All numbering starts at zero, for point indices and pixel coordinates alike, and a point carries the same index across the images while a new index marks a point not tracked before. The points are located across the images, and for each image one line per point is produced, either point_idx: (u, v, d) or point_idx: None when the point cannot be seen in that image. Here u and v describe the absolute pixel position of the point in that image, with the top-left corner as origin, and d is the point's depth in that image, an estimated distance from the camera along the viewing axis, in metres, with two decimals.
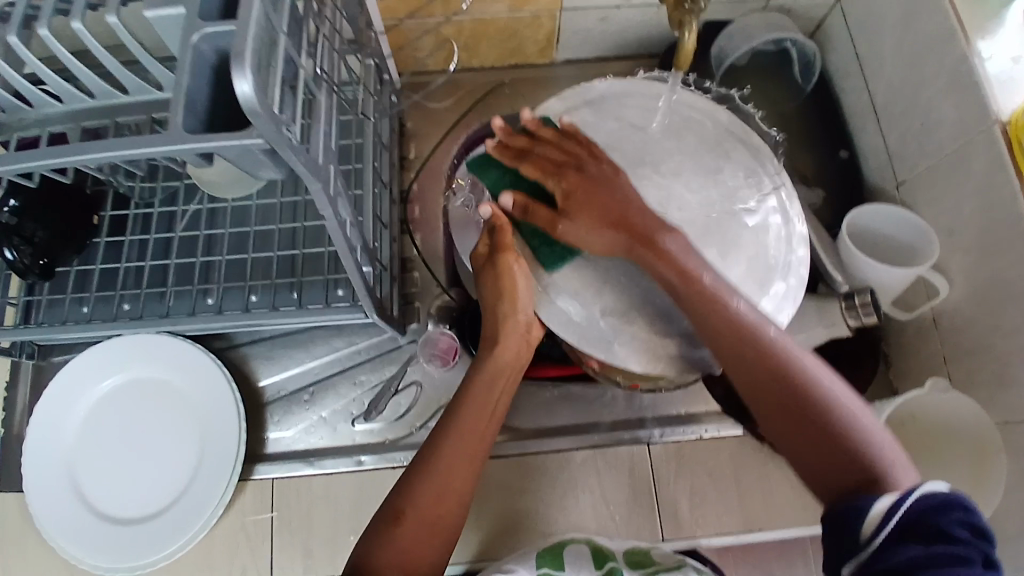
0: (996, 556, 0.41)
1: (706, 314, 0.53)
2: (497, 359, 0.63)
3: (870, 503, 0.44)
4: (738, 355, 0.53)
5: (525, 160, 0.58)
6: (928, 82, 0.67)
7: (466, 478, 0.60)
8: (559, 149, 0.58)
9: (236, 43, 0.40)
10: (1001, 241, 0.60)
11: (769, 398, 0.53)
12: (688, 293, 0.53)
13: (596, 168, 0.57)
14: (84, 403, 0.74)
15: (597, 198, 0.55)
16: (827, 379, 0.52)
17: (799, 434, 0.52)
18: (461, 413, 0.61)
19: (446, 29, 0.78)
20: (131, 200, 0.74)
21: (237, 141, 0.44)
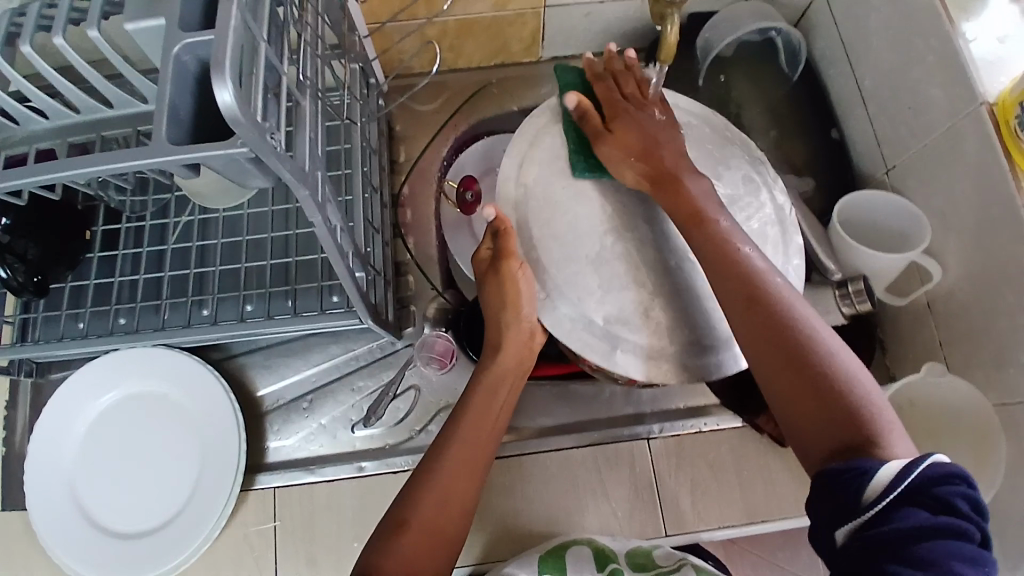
0: (991, 534, 0.40)
1: (714, 256, 0.53)
2: (498, 366, 0.64)
3: (876, 467, 0.42)
4: (742, 300, 0.51)
5: (602, 82, 0.63)
6: (914, 65, 0.67)
7: (469, 486, 0.59)
8: (631, 86, 0.63)
9: (215, 52, 0.40)
10: (993, 222, 0.60)
11: (762, 348, 0.50)
12: (704, 239, 0.54)
13: (650, 113, 0.61)
14: (84, 420, 0.74)
15: (634, 128, 0.59)
16: (825, 337, 0.50)
17: (789, 390, 0.49)
18: (463, 420, 0.61)
19: (430, 29, 0.78)
20: (123, 214, 0.75)
21: (221, 151, 0.44)
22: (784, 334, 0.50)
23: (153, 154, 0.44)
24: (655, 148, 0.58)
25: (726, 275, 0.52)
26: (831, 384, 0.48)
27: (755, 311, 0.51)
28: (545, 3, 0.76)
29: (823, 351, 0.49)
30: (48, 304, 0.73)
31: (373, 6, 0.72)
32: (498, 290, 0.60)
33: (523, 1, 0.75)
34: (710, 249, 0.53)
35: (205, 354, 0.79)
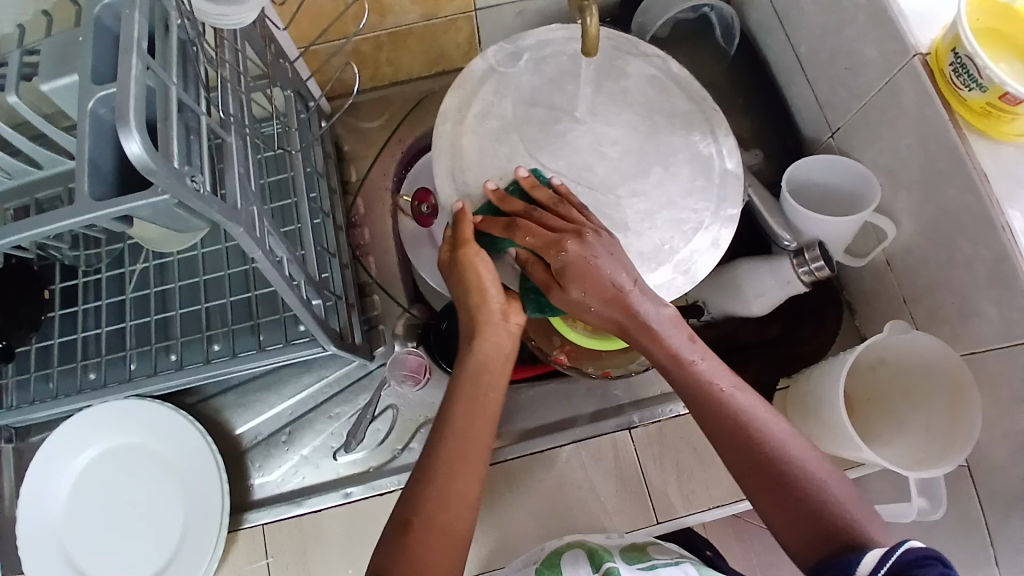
0: None
1: (688, 388, 0.55)
2: (477, 356, 0.60)
3: (858, 559, 0.44)
4: (706, 420, 0.54)
5: (519, 228, 0.58)
6: (844, 22, 0.67)
7: (471, 478, 0.56)
8: (559, 215, 0.59)
9: (120, 106, 0.40)
10: (939, 171, 0.60)
11: (740, 466, 0.52)
12: (685, 379, 0.55)
13: (593, 236, 0.58)
14: (65, 480, 0.73)
15: (586, 277, 0.57)
16: (800, 449, 0.51)
17: (771, 501, 0.50)
18: (451, 415, 0.58)
19: (364, 46, 0.78)
20: (80, 269, 0.75)
21: (143, 201, 0.43)
22: (761, 456, 0.51)
23: (77, 210, 0.43)
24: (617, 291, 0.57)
25: (691, 400, 0.55)
26: (804, 492, 0.49)
27: (728, 430, 0.52)
28: (474, 7, 0.76)
29: (792, 460, 0.50)
30: (17, 368, 0.73)
31: (301, 29, 0.72)
32: (456, 276, 0.61)
33: (451, 8, 0.75)
34: (669, 370, 0.56)
35: (180, 398, 0.79)
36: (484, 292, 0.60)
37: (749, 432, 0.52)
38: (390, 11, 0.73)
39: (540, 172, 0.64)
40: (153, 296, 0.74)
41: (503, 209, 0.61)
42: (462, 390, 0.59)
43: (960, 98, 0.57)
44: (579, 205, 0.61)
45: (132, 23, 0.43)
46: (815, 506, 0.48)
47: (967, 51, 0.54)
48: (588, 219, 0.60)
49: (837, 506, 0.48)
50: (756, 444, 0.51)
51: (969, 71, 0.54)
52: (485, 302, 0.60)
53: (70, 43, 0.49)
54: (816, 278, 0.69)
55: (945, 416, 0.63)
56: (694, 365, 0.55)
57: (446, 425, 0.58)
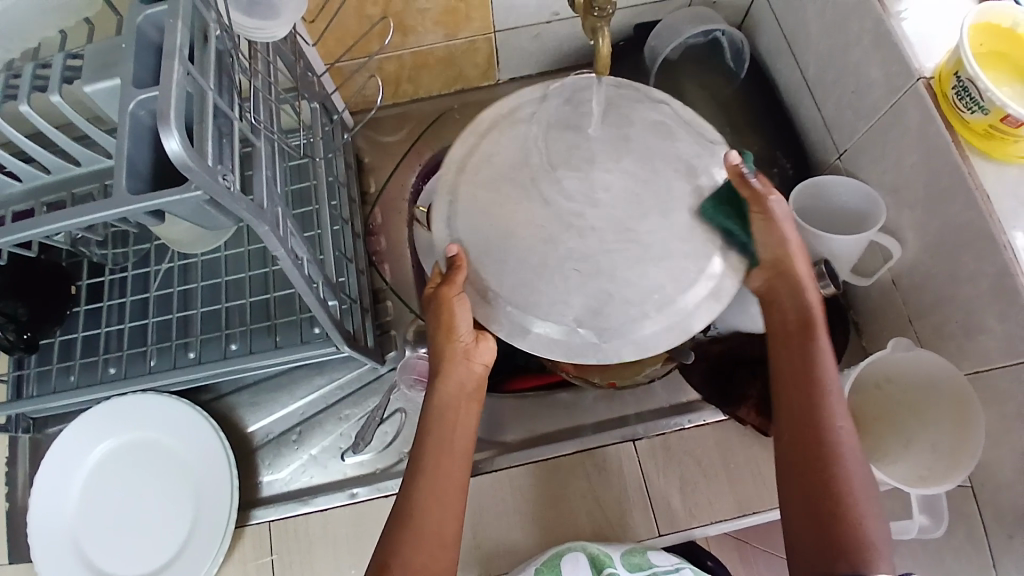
0: None
1: (786, 364, 0.60)
2: (442, 396, 0.62)
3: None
4: (799, 418, 0.57)
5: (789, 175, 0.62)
6: (852, 47, 0.69)
7: (447, 518, 0.58)
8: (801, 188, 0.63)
9: (160, 107, 0.43)
10: (944, 191, 0.62)
11: (794, 448, 0.56)
12: (791, 355, 0.59)
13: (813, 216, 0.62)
14: (81, 471, 0.75)
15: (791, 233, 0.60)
16: (855, 455, 0.55)
17: (803, 489, 0.54)
18: (421, 459, 0.60)
19: (387, 64, 0.81)
20: (106, 267, 0.78)
21: (177, 195, 0.46)
22: (816, 448, 0.55)
23: (113, 203, 0.46)
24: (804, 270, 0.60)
25: (793, 396, 0.58)
26: (849, 513, 0.52)
27: (800, 413, 0.57)
28: (495, 28, 0.79)
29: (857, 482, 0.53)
30: (40, 359, 0.75)
31: (328, 45, 0.75)
32: (435, 314, 0.60)
33: (472, 29, 0.78)
34: (796, 362, 0.59)
35: (196, 395, 0.81)
36: (452, 333, 0.61)
37: (819, 421, 0.56)
38: (413, 31, 0.77)
39: None
40: (175, 295, 0.77)
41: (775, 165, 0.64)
42: (431, 431, 0.61)
43: (962, 121, 0.59)
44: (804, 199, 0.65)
45: (174, 32, 0.46)
46: (839, 507, 0.52)
47: (968, 75, 0.56)
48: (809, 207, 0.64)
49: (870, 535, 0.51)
50: (820, 434, 0.55)
51: (970, 94, 0.57)
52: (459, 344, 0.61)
53: (113, 49, 0.52)
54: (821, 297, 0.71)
55: (949, 434, 0.63)
56: (824, 371, 0.58)
57: (419, 468, 0.59)
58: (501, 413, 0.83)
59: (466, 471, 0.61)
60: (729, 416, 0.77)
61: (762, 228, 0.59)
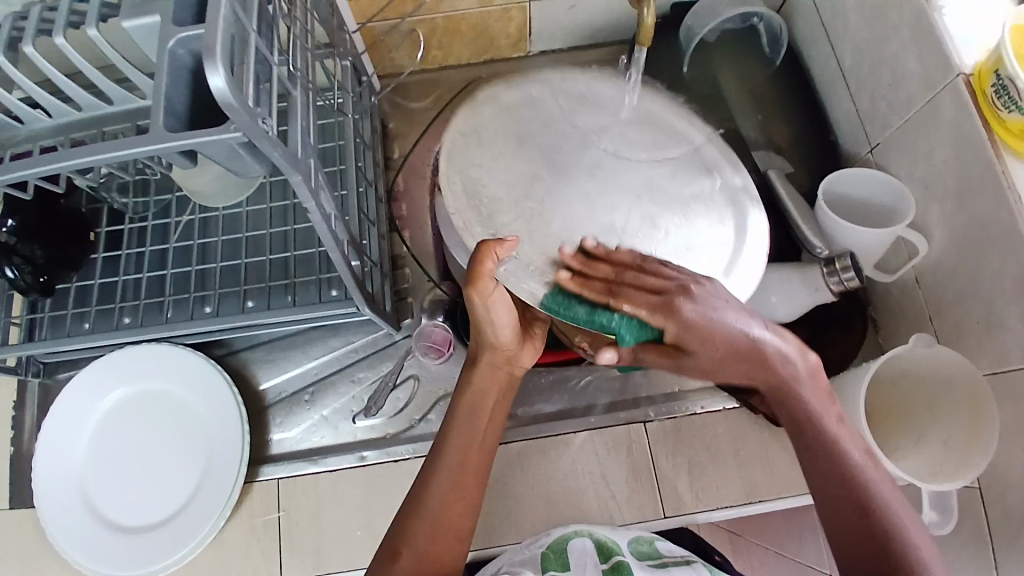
0: None
1: (807, 444, 0.55)
2: (471, 394, 0.65)
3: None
4: (851, 511, 0.51)
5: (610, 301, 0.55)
6: (894, 36, 0.68)
7: (465, 510, 0.60)
8: (643, 305, 0.53)
9: (206, 41, 0.42)
10: (975, 188, 0.62)
11: (852, 528, 0.51)
12: (813, 436, 0.55)
13: (692, 308, 0.52)
14: (91, 418, 0.75)
15: (723, 321, 0.53)
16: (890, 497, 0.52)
17: (851, 550, 0.51)
18: (446, 450, 0.62)
19: (420, 28, 0.81)
20: (125, 216, 0.77)
21: (216, 136, 0.45)
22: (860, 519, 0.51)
23: (150, 140, 0.45)
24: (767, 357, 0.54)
25: (856, 528, 0.51)
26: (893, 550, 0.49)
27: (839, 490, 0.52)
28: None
29: (920, 562, 0.48)
30: (55, 304, 0.75)
31: (362, 6, 0.74)
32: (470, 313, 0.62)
33: None
34: (828, 474, 0.53)
35: (209, 350, 0.81)
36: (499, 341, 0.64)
37: (852, 485, 0.52)
38: None
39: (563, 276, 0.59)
40: (194, 247, 0.76)
41: (587, 274, 0.57)
42: (457, 423, 0.64)
43: (999, 118, 0.58)
44: (652, 300, 0.53)
45: None
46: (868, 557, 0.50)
47: (1008, 72, 0.56)
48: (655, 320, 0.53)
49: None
50: (862, 496, 0.52)
51: (1009, 92, 0.56)
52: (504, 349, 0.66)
53: None
54: (845, 288, 0.72)
55: (959, 424, 0.64)
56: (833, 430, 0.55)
57: (441, 463, 0.62)
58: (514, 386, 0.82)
59: (489, 464, 0.64)
60: (742, 403, 0.78)
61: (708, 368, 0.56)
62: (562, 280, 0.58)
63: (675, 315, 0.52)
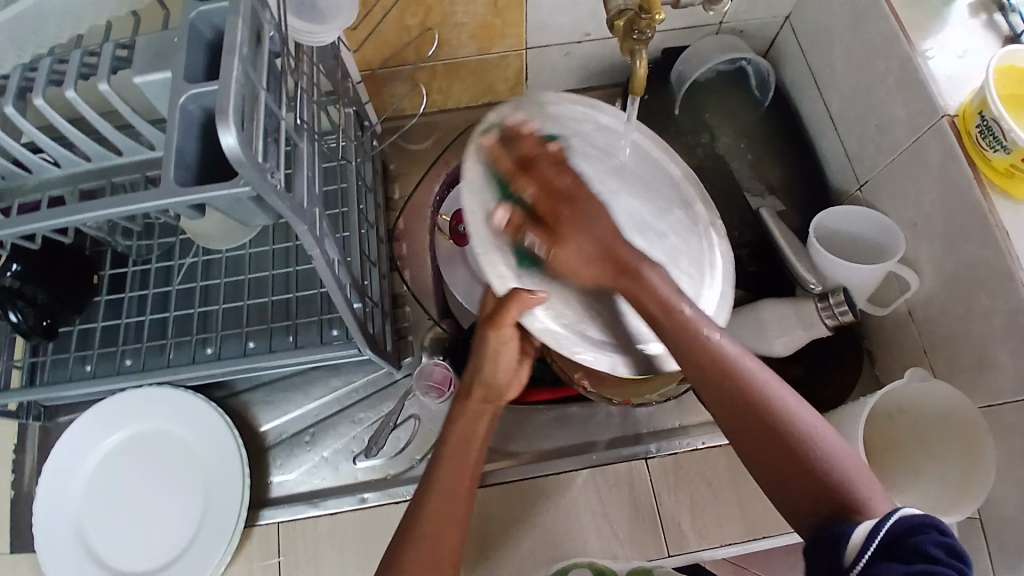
0: (958, 544, 0.42)
1: (684, 348, 0.54)
2: (462, 422, 0.64)
3: (849, 529, 0.44)
4: (738, 408, 0.51)
5: (525, 178, 0.60)
6: (880, 81, 0.71)
7: (455, 534, 0.58)
8: (545, 182, 0.60)
9: (219, 100, 0.43)
10: (963, 228, 0.63)
11: (746, 426, 0.50)
12: (673, 333, 0.54)
13: (579, 202, 0.59)
14: (90, 460, 0.75)
15: (595, 224, 0.59)
16: (779, 392, 0.51)
17: (748, 441, 0.50)
18: (437, 473, 0.60)
19: (420, 74, 0.84)
20: (129, 258, 0.78)
21: (226, 191, 0.46)
22: (751, 412, 0.50)
23: (160, 195, 0.46)
24: (619, 250, 0.58)
25: (743, 418, 0.50)
26: (785, 433, 0.49)
27: (725, 392, 0.51)
28: (526, 45, 0.82)
29: (815, 438, 0.49)
30: (57, 347, 0.75)
31: (364, 55, 0.78)
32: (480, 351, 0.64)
33: (505, 44, 0.81)
34: (714, 384, 0.52)
35: (210, 392, 0.81)
36: (493, 378, 0.65)
37: (737, 383, 0.51)
38: (449, 44, 0.80)
39: (497, 142, 0.63)
40: (197, 289, 0.76)
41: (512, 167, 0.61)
42: (447, 449, 0.62)
43: (986, 159, 0.60)
44: (549, 185, 0.59)
45: (235, 32, 0.47)
46: (767, 444, 0.49)
47: (993, 114, 0.58)
48: (551, 203, 0.59)
49: (851, 487, 0.47)
50: (747, 392, 0.51)
51: (994, 133, 0.58)
52: (499, 382, 0.66)
53: (164, 44, 0.53)
54: (839, 322, 0.72)
55: (955, 466, 0.65)
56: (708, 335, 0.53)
57: (432, 487, 0.60)
58: (515, 424, 0.82)
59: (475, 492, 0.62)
60: None
61: (563, 261, 0.59)
62: (484, 143, 0.63)
63: (564, 207, 0.59)
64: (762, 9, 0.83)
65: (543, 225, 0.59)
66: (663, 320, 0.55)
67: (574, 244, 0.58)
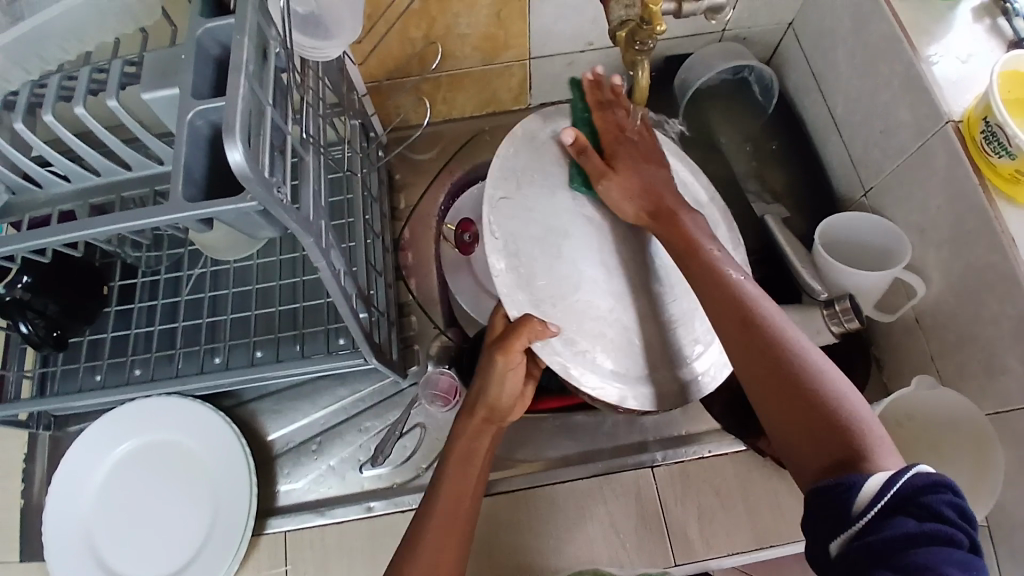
0: (970, 507, 0.40)
1: (704, 283, 0.56)
2: (465, 442, 0.64)
3: (859, 481, 0.42)
4: (749, 337, 0.52)
5: (603, 112, 0.65)
6: (883, 87, 0.71)
7: (455, 552, 0.59)
8: (611, 121, 0.65)
9: (226, 116, 0.44)
10: (969, 234, 0.63)
11: (755, 355, 0.51)
12: (698, 268, 0.57)
13: (634, 144, 0.65)
14: (100, 470, 0.75)
15: (649, 168, 0.64)
16: (789, 327, 0.53)
17: (755, 370, 0.51)
18: (438, 493, 0.61)
19: (424, 85, 0.85)
20: (139, 269, 0.79)
21: (233, 206, 0.47)
22: (761, 340, 0.51)
23: (167, 209, 0.47)
24: (660, 191, 0.62)
25: (752, 348, 0.52)
26: (793, 366, 0.50)
27: (738, 321, 0.53)
28: (530, 55, 0.83)
29: (823, 373, 0.49)
30: (67, 358, 0.76)
31: (370, 66, 0.79)
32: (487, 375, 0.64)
33: (508, 54, 0.82)
34: (729, 311, 0.54)
35: (218, 401, 0.82)
36: (497, 402, 0.65)
37: (750, 313, 0.53)
38: (452, 54, 0.81)
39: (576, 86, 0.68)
40: (205, 299, 0.77)
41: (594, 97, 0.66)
42: (449, 468, 0.63)
43: (989, 164, 0.60)
44: (620, 122, 0.65)
45: (241, 48, 0.48)
46: (775, 372, 0.50)
47: (997, 120, 0.57)
48: (619, 140, 0.64)
49: (858, 425, 0.46)
50: (760, 322, 0.52)
51: (998, 138, 0.58)
52: (503, 407, 0.65)
53: (171, 60, 0.54)
54: (846, 330, 0.72)
55: (964, 471, 0.64)
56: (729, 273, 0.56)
57: (434, 506, 0.60)
58: (521, 432, 0.83)
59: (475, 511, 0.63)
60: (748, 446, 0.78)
61: (612, 190, 0.62)
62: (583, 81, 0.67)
63: (624, 141, 0.65)
64: (764, 16, 0.83)
65: (606, 156, 0.64)
66: (688, 258, 0.58)
67: (628, 176, 0.62)
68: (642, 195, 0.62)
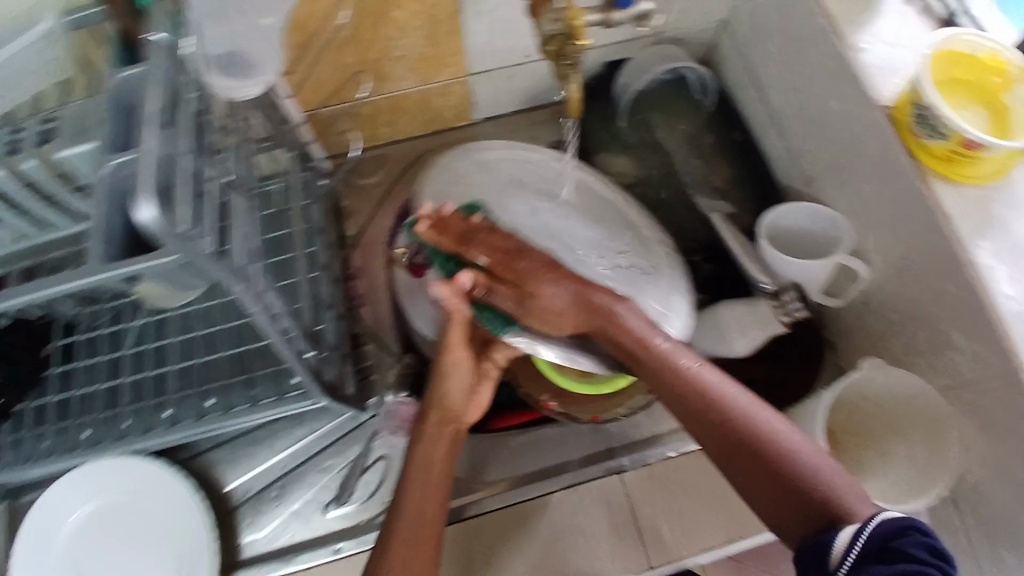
0: (942, 546, 0.47)
1: (664, 380, 0.61)
2: (425, 446, 0.65)
3: (833, 536, 0.50)
4: (720, 430, 0.58)
5: (470, 243, 0.63)
6: (814, 76, 0.72)
7: (424, 562, 0.59)
8: (499, 238, 0.64)
9: (137, 173, 0.43)
10: (906, 215, 0.64)
11: (729, 446, 0.57)
12: (648, 367, 0.61)
13: (533, 257, 0.64)
14: (57, 538, 0.73)
15: (554, 275, 0.63)
16: (750, 407, 0.58)
17: (733, 459, 0.57)
18: (404, 504, 0.61)
19: (363, 110, 0.83)
20: (79, 326, 0.75)
21: (153, 262, 0.45)
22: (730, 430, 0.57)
23: (83, 274, 0.46)
24: (586, 294, 0.63)
25: (724, 439, 0.57)
26: (764, 450, 0.56)
27: (705, 416, 0.58)
28: (467, 73, 0.82)
29: (793, 453, 0.55)
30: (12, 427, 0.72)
31: (304, 95, 0.77)
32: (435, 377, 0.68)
33: (444, 74, 0.81)
34: (694, 408, 0.59)
35: (178, 452, 0.80)
36: (448, 401, 0.68)
37: (712, 406, 0.58)
38: (388, 78, 0.79)
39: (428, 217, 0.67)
40: (149, 352, 0.74)
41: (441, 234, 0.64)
42: (409, 473, 0.63)
43: (921, 145, 0.61)
44: (505, 247, 0.63)
45: (151, 100, 0.46)
46: (750, 457, 0.56)
47: (928, 103, 0.58)
48: (507, 270, 0.63)
49: (837, 495, 0.53)
50: (723, 413, 0.58)
51: (930, 121, 0.59)
52: (457, 404, 0.68)
53: (87, 114, 0.53)
54: (794, 319, 0.75)
55: (921, 450, 0.65)
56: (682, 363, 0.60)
57: (399, 517, 0.60)
58: (489, 451, 0.82)
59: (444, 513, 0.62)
60: None
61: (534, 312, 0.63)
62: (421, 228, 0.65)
63: (513, 261, 0.63)
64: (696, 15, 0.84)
65: (507, 287, 0.63)
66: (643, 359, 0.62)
67: (536, 292, 0.62)
68: (563, 312, 0.63)
